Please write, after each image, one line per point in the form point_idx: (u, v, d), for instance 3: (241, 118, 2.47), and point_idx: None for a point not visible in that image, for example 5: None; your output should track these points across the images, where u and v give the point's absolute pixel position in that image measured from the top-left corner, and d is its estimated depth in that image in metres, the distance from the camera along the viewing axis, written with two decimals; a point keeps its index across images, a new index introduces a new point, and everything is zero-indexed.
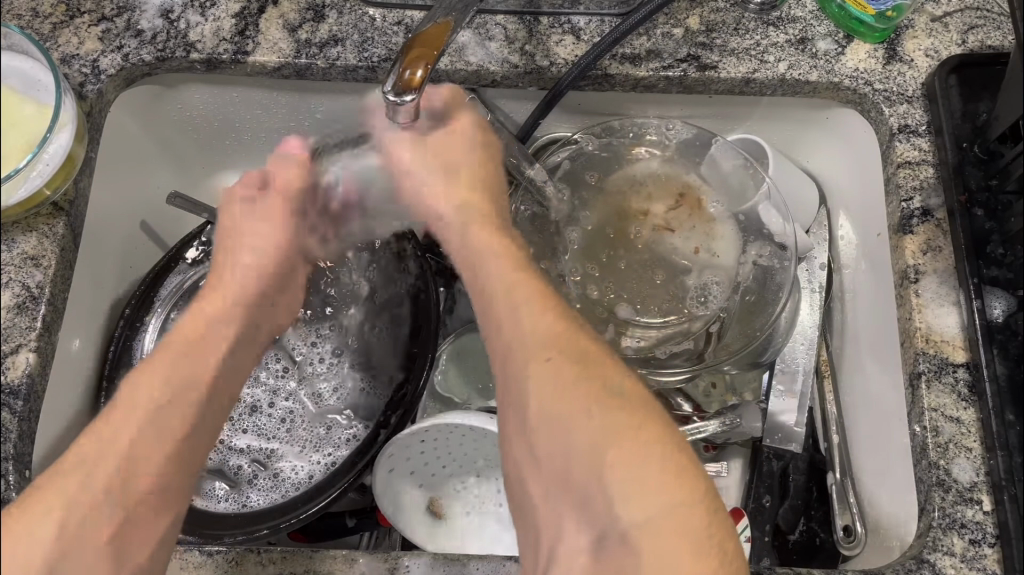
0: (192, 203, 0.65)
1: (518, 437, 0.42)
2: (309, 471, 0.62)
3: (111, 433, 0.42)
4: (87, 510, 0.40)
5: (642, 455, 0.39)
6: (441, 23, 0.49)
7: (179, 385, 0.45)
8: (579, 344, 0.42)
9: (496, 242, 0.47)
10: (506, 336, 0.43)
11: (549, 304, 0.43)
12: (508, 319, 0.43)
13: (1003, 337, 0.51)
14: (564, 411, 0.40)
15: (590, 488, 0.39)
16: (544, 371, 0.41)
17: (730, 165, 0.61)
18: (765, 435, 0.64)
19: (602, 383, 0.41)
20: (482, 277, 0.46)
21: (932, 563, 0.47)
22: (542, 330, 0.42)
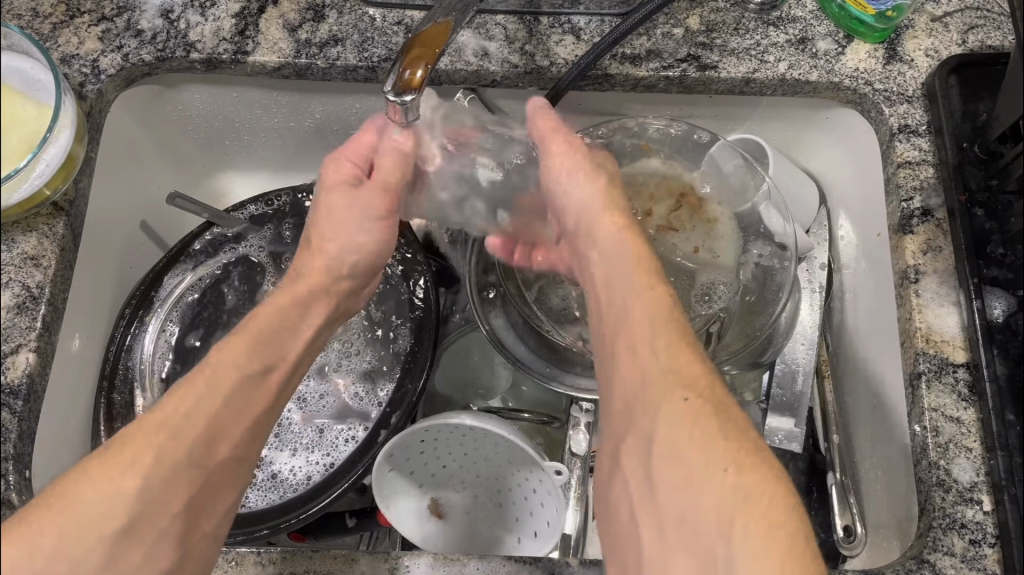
0: (195, 203, 0.65)
1: (637, 478, 0.40)
2: (307, 472, 0.60)
3: (198, 404, 0.41)
4: (171, 473, 0.40)
5: (773, 523, 0.35)
6: (441, 24, 0.49)
7: (270, 364, 0.46)
8: (715, 391, 0.40)
9: (632, 260, 0.45)
10: (635, 363, 0.41)
11: (687, 341, 0.41)
12: (639, 346, 0.41)
13: (1003, 337, 0.51)
14: (698, 457, 0.37)
15: (710, 542, 0.36)
16: (677, 411, 0.38)
17: (731, 166, 0.62)
18: (765, 435, 0.63)
19: (739, 438, 0.38)
20: (617, 303, 0.44)
21: (932, 564, 0.47)
22: (677, 367, 0.40)
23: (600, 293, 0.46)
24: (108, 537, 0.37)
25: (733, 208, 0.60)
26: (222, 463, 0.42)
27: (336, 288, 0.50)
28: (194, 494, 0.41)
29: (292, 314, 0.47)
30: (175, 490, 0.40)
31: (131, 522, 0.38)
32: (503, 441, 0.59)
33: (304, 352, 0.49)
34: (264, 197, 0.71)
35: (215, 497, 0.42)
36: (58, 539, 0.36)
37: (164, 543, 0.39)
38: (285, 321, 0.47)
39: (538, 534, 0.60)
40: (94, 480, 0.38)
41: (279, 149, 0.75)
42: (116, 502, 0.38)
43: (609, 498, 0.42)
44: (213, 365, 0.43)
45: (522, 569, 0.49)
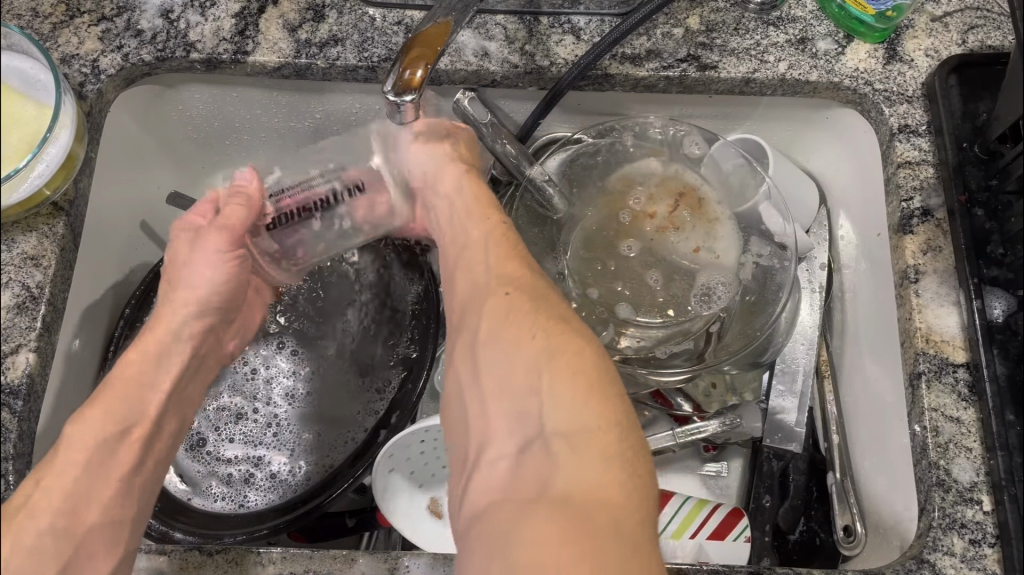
0: (191, 202, 0.65)
1: (464, 368, 0.41)
2: (306, 474, 0.61)
3: (57, 473, 0.41)
4: (33, 547, 0.39)
5: (575, 370, 0.38)
6: (440, 24, 0.49)
7: (131, 429, 0.45)
8: (536, 285, 0.43)
9: (472, 204, 0.50)
10: (471, 277, 0.45)
11: (514, 253, 0.45)
12: (474, 261, 0.45)
13: (1003, 337, 0.51)
14: (512, 333, 0.40)
15: (521, 399, 0.38)
16: (496, 303, 0.41)
17: (731, 165, 0.62)
18: (765, 435, 0.63)
19: (551, 314, 0.41)
20: (460, 234, 0.49)
21: (932, 563, 0.47)
22: (504, 271, 0.44)
23: (449, 241, 0.50)
24: None
25: (733, 208, 0.60)
26: (89, 530, 0.41)
27: (193, 332, 0.51)
28: (65, 558, 0.40)
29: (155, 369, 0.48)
30: (41, 562, 0.39)
31: None
32: None
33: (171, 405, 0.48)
34: None
35: (94, 557, 0.42)
36: None
37: None
38: (141, 382, 0.47)
39: None
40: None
41: (279, 149, 0.75)
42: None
43: (445, 401, 0.43)
44: (67, 432, 0.43)
45: None
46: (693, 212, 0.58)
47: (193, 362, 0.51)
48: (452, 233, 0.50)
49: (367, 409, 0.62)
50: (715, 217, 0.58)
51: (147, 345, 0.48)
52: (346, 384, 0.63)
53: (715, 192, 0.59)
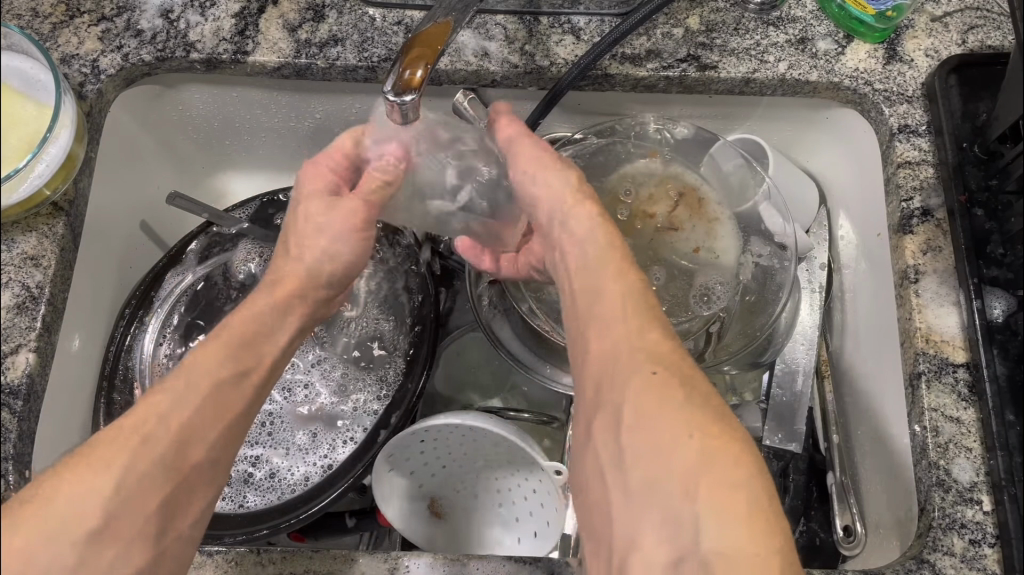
0: (193, 202, 0.65)
1: (606, 448, 0.40)
2: (305, 473, 0.61)
3: (175, 405, 0.41)
4: (144, 476, 0.39)
5: (735, 485, 0.36)
6: (441, 24, 0.49)
7: (252, 381, 0.45)
8: (684, 366, 0.40)
9: (597, 235, 0.46)
10: (606, 341, 0.42)
11: (656, 318, 0.42)
12: (611, 320, 0.42)
13: (1003, 337, 0.51)
14: (667, 426, 0.38)
15: (676, 507, 0.36)
16: (645, 382, 0.39)
17: (731, 166, 0.62)
18: (765, 435, 0.63)
19: (704, 407, 0.38)
20: (586, 279, 0.45)
21: (932, 564, 0.47)
22: (650, 342, 0.41)
23: (572, 281, 0.45)
24: (80, 538, 0.37)
25: (733, 208, 0.60)
26: (195, 467, 0.41)
27: (288, 290, 0.47)
28: (171, 490, 0.40)
29: (263, 327, 0.46)
30: (149, 492, 0.39)
31: (105, 520, 0.38)
32: (503, 442, 0.59)
33: (285, 352, 0.48)
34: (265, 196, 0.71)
35: (194, 491, 0.42)
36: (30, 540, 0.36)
37: (138, 545, 0.39)
38: (264, 330, 0.46)
39: (538, 534, 0.61)
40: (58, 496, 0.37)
41: (278, 149, 0.75)
42: (89, 507, 0.37)
43: (579, 468, 0.42)
44: (189, 366, 0.43)
45: (522, 569, 0.49)
46: (693, 212, 0.58)
47: (314, 312, 0.49)
48: (577, 271, 0.45)
49: (364, 407, 0.63)
50: (715, 217, 0.58)
51: (284, 287, 0.47)
52: (342, 382, 0.64)
53: (715, 192, 0.59)
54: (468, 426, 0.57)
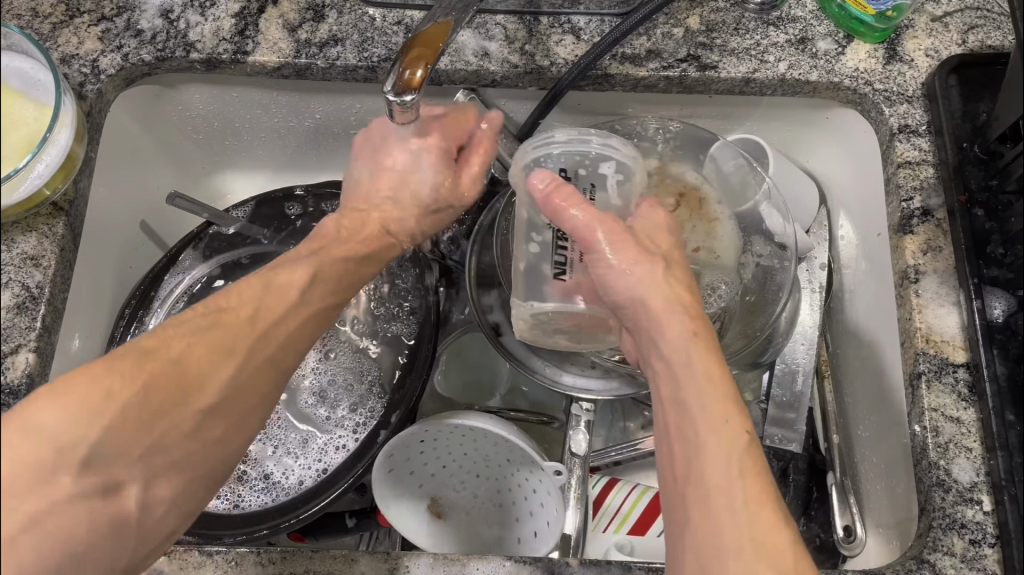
0: (195, 203, 0.65)
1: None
2: (299, 477, 0.60)
3: (260, 301, 0.42)
4: (254, 371, 0.41)
5: None
6: (441, 24, 0.49)
7: (341, 295, 0.47)
8: (801, 573, 0.37)
9: (716, 399, 0.41)
10: (718, 524, 0.38)
11: (768, 495, 0.39)
12: (720, 500, 0.39)
13: (1003, 337, 0.51)
14: None
15: None
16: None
17: (731, 166, 0.62)
18: (765, 435, 0.63)
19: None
20: (693, 444, 0.41)
21: (932, 563, 0.47)
22: (761, 531, 0.38)
23: (676, 438, 0.42)
24: (197, 413, 0.38)
25: (733, 208, 0.60)
26: (286, 371, 0.43)
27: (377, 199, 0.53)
28: (247, 402, 0.41)
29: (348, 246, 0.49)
30: (255, 382, 0.41)
31: (220, 403, 0.39)
32: (503, 442, 0.59)
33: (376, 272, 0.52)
34: (264, 193, 0.71)
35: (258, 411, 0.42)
36: (109, 398, 0.35)
37: (235, 439, 0.41)
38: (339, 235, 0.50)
39: (538, 533, 0.60)
40: (122, 366, 0.36)
41: (278, 149, 0.75)
42: (204, 377, 0.38)
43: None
44: (281, 274, 0.44)
45: (521, 570, 0.49)
46: (694, 212, 0.58)
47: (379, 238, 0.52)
48: (680, 419, 0.42)
49: (354, 411, 0.62)
50: (715, 217, 0.57)
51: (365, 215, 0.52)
52: (331, 382, 0.64)
53: (715, 192, 0.59)
54: (467, 426, 0.57)
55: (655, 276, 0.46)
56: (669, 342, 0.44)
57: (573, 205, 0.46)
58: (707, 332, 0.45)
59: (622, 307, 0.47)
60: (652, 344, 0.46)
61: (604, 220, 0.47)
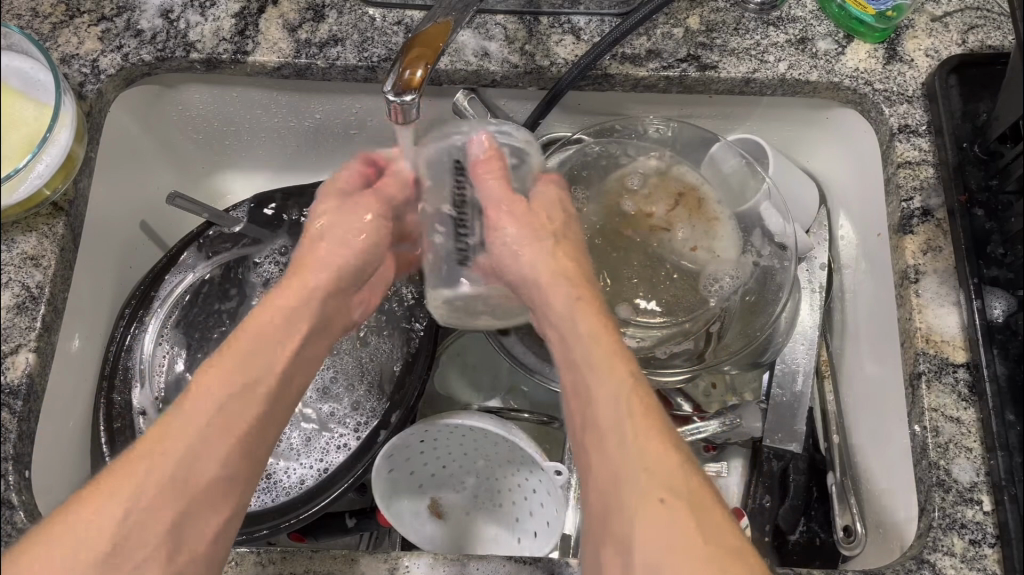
0: (194, 203, 0.64)
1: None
2: (300, 476, 0.60)
3: (217, 374, 0.44)
4: (214, 430, 0.42)
5: None
6: (441, 24, 0.49)
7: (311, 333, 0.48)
8: (694, 490, 0.40)
9: (602, 343, 0.44)
10: (608, 459, 0.41)
11: (657, 427, 0.41)
12: (610, 433, 0.41)
13: (1003, 337, 0.51)
14: (676, 561, 0.37)
15: None
16: (655, 517, 0.38)
17: (731, 165, 0.63)
18: (765, 435, 0.63)
19: (715, 537, 0.38)
20: (585, 387, 0.44)
21: (932, 563, 0.47)
22: (653, 462, 0.40)
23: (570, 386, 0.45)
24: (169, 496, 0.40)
25: (733, 208, 0.60)
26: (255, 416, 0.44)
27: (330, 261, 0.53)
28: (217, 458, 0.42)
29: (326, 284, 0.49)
30: (219, 438, 0.43)
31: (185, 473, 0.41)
32: (503, 442, 0.59)
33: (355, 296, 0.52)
34: (263, 193, 0.71)
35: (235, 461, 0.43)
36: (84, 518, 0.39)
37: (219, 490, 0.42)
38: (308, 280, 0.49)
39: (537, 533, 0.59)
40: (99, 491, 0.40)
41: (278, 149, 0.75)
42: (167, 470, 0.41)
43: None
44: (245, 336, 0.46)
45: (522, 570, 0.49)
46: (694, 211, 0.57)
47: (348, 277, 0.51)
48: (573, 372, 0.45)
49: (358, 407, 0.62)
50: (715, 217, 0.57)
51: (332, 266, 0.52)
52: (334, 379, 0.63)
53: (715, 192, 0.59)
54: (467, 426, 0.57)
55: (544, 250, 0.48)
56: (554, 307, 0.46)
57: (490, 176, 0.50)
58: (591, 284, 0.48)
59: (516, 283, 0.49)
60: (545, 314, 0.47)
61: (508, 201, 0.50)
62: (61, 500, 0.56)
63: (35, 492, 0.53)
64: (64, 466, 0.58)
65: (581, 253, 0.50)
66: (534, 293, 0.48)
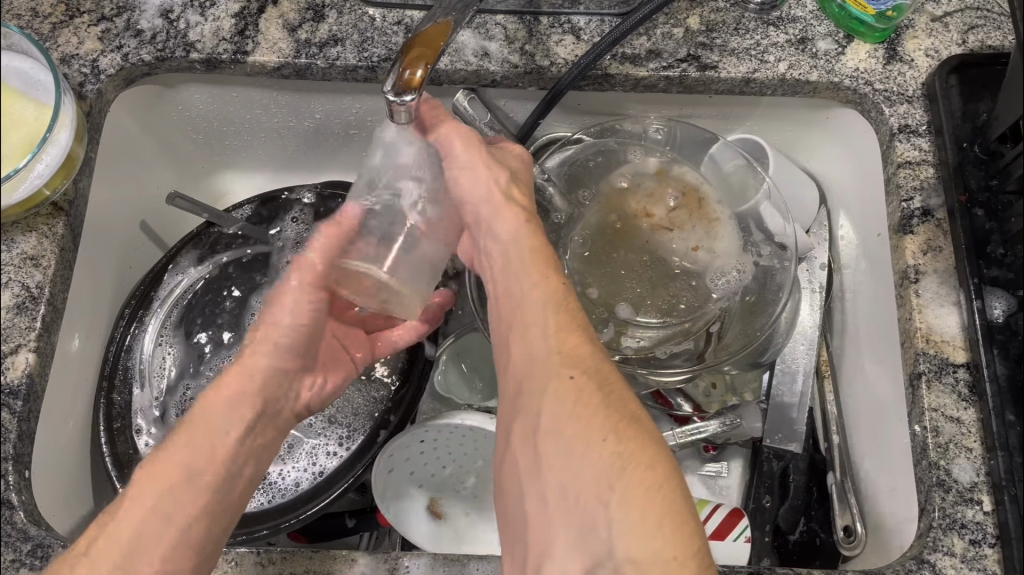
0: (193, 203, 0.65)
1: (524, 453, 0.40)
2: (295, 479, 0.59)
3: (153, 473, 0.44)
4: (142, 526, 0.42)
5: (648, 491, 0.36)
6: (440, 24, 0.49)
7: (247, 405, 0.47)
8: (602, 372, 0.41)
9: (528, 251, 0.46)
10: (528, 347, 0.42)
11: (575, 323, 0.43)
12: (532, 326, 0.43)
13: (1003, 337, 0.51)
14: (577, 431, 0.38)
15: (587, 510, 0.36)
16: (560, 388, 0.40)
17: (731, 166, 0.63)
18: (765, 435, 0.63)
19: (620, 411, 0.39)
20: (513, 287, 0.45)
21: (932, 563, 0.47)
22: (566, 347, 0.41)
23: (501, 291, 0.46)
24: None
25: (733, 208, 0.60)
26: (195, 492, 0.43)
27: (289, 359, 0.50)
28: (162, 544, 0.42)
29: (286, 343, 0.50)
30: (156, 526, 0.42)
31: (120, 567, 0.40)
32: None
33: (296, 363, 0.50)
34: (264, 194, 0.71)
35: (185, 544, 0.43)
36: None
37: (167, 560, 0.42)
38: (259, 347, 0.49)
39: None
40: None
41: (278, 149, 0.75)
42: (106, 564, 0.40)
43: (503, 474, 0.42)
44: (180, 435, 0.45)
45: None
46: (694, 211, 0.57)
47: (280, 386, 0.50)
48: (504, 277, 0.46)
49: (355, 411, 0.61)
50: (715, 217, 0.58)
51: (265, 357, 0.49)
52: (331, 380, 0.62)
53: (715, 192, 0.59)
54: (468, 425, 0.57)
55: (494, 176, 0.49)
56: (503, 223, 0.47)
57: (437, 120, 0.51)
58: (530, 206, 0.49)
59: (466, 204, 0.49)
60: (488, 233, 0.48)
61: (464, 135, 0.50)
62: (61, 500, 0.56)
63: (35, 491, 0.53)
64: (63, 465, 0.58)
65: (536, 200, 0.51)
66: (484, 213, 0.48)
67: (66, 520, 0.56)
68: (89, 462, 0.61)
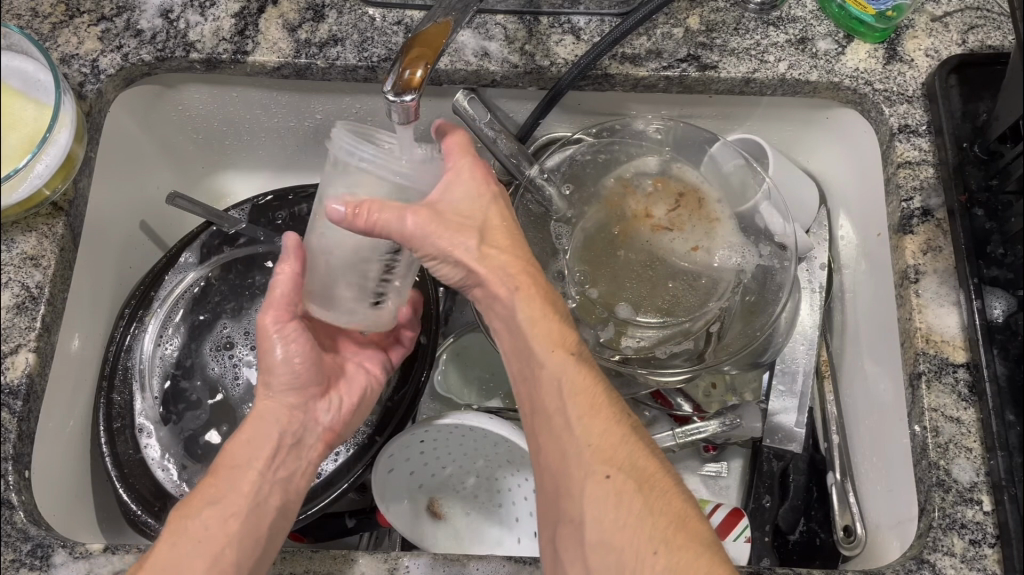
0: (193, 203, 0.65)
1: (572, 559, 0.43)
2: None
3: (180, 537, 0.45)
4: None
5: None
6: (440, 23, 0.49)
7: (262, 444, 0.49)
8: (640, 468, 0.43)
9: (532, 327, 0.45)
10: (559, 442, 0.44)
11: (602, 409, 0.44)
12: (556, 416, 0.44)
13: (1003, 337, 0.51)
14: (628, 540, 0.41)
15: None
16: (602, 492, 0.42)
17: (730, 165, 0.62)
18: (765, 435, 0.63)
19: (666, 516, 0.42)
20: (528, 371, 0.46)
21: (932, 563, 0.47)
22: (599, 441, 0.43)
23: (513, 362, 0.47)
24: None
25: (733, 208, 0.60)
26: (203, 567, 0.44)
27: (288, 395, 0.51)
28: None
29: (290, 380, 0.51)
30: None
31: None
32: (503, 442, 0.59)
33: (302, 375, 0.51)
34: (264, 194, 0.71)
35: None
36: None
37: None
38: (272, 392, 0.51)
39: None
40: None
41: (277, 150, 0.75)
42: None
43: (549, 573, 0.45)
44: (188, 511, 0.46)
45: (521, 570, 0.49)
46: (693, 212, 0.57)
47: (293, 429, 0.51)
48: (514, 351, 0.47)
49: None
50: (715, 217, 0.57)
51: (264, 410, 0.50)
52: None
53: (715, 192, 0.59)
54: (468, 425, 0.57)
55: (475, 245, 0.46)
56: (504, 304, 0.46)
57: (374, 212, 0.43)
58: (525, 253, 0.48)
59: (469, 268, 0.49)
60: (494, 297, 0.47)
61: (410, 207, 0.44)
62: (62, 500, 0.56)
63: (35, 491, 0.53)
64: (63, 465, 0.58)
65: (515, 237, 0.48)
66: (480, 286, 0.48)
67: (67, 520, 0.56)
68: (89, 462, 0.61)
